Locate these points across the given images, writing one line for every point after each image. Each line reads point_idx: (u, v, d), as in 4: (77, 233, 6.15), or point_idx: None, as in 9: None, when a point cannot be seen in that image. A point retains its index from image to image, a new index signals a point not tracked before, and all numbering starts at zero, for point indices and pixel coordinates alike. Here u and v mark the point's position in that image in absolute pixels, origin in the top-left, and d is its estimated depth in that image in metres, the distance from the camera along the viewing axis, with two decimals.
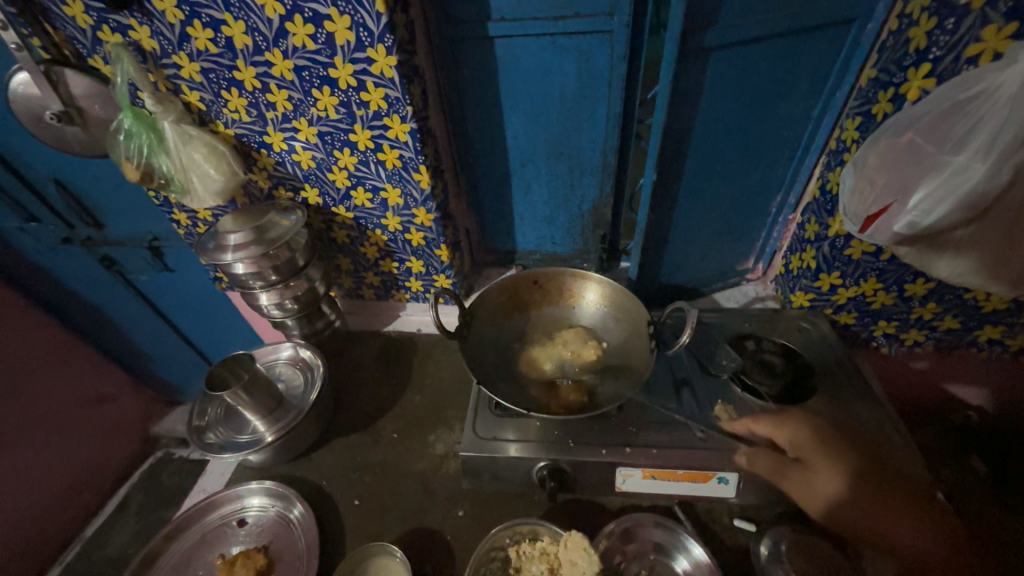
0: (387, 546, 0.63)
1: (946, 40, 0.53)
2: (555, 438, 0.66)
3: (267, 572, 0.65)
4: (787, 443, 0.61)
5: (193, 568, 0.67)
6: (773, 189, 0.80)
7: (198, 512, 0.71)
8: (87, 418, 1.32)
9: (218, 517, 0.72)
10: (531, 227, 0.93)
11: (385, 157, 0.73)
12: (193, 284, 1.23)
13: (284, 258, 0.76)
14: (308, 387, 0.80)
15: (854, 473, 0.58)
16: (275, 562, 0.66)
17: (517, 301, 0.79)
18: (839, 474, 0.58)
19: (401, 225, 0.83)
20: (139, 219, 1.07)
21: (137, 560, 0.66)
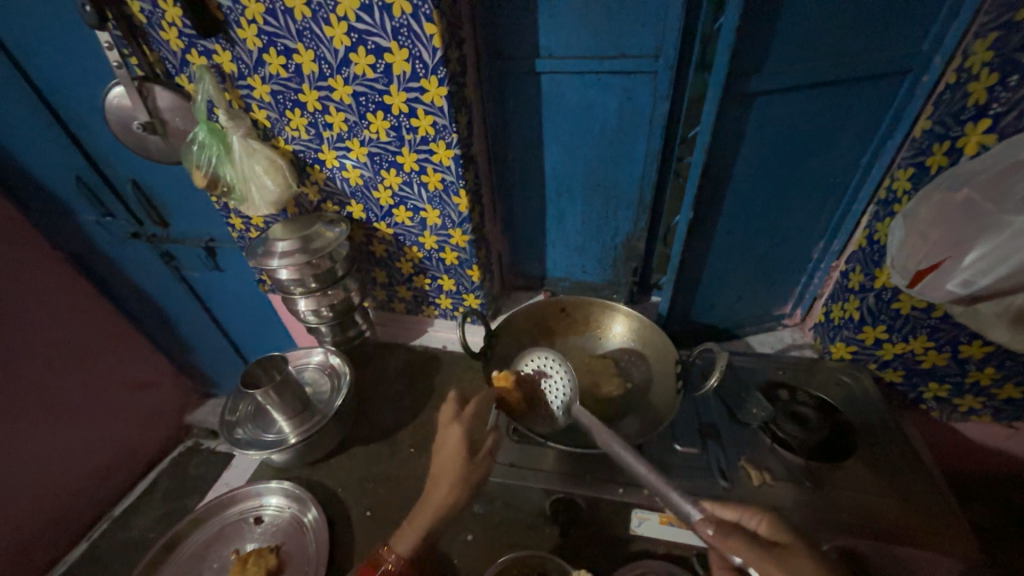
0: None
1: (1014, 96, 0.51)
2: (571, 470, 0.65)
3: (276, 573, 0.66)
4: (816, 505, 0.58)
5: (208, 559, 0.69)
6: (816, 234, 0.78)
7: (219, 505, 0.74)
8: (128, 402, 1.40)
9: (237, 512, 0.74)
10: (563, 255, 0.94)
11: (428, 179, 0.76)
12: (238, 284, 1.30)
13: (326, 268, 0.80)
14: (333, 392, 0.82)
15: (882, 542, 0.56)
16: (285, 563, 0.68)
17: (543, 326, 0.80)
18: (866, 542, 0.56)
19: (437, 244, 0.86)
20: (199, 220, 1.15)
21: (160, 544, 0.69)
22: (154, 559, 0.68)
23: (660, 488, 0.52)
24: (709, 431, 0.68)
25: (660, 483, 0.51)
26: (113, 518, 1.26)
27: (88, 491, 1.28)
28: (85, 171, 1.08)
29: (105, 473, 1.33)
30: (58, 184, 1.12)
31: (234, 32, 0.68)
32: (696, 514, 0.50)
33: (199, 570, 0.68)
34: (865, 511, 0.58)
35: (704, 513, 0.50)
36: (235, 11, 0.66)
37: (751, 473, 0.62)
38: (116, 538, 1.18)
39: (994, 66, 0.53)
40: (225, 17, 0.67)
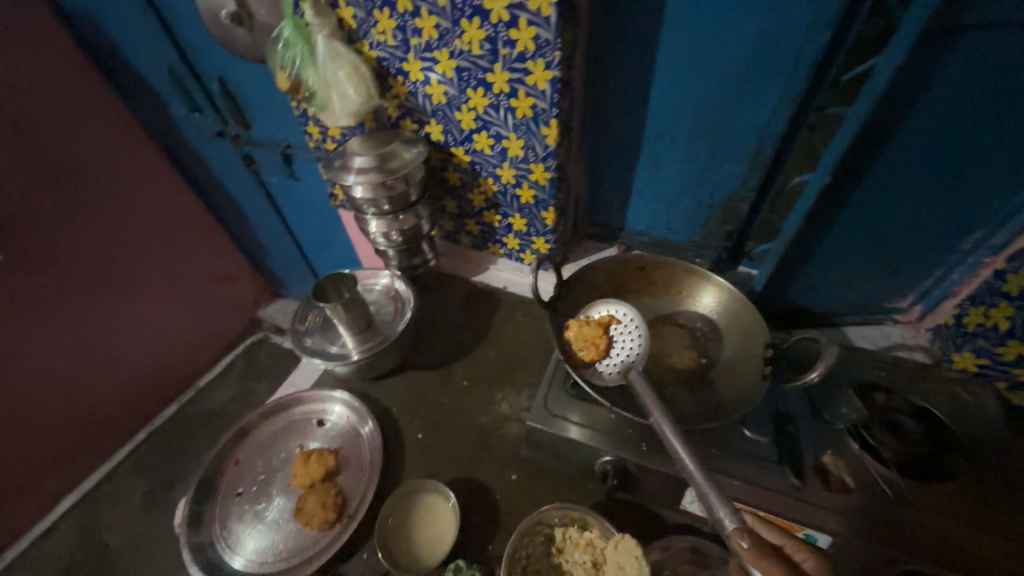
0: (442, 489, 0.66)
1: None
2: (627, 435, 0.62)
3: (334, 473, 0.72)
4: (896, 528, 0.53)
5: (277, 448, 0.76)
6: (975, 221, 0.63)
7: (287, 403, 0.79)
8: (210, 292, 1.54)
9: (302, 412, 0.80)
10: (648, 207, 0.85)
11: (517, 104, 0.69)
12: (310, 195, 1.32)
13: (400, 192, 0.77)
14: (397, 316, 0.84)
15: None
16: (342, 466, 0.73)
17: (618, 283, 0.74)
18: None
19: (515, 178, 0.79)
20: (279, 125, 1.15)
21: (237, 428, 0.76)
22: (233, 438, 0.76)
23: (700, 484, 0.47)
24: (786, 423, 0.62)
25: (702, 478, 0.47)
26: None
27: (177, 363, 1.48)
28: (175, 62, 1.09)
29: (191, 351, 1.52)
30: (152, 73, 1.14)
31: None
32: (730, 523, 0.44)
33: (268, 457, 0.75)
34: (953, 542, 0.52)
35: (740, 523, 0.44)
36: None
37: (829, 475, 0.56)
38: None
39: None
40: None
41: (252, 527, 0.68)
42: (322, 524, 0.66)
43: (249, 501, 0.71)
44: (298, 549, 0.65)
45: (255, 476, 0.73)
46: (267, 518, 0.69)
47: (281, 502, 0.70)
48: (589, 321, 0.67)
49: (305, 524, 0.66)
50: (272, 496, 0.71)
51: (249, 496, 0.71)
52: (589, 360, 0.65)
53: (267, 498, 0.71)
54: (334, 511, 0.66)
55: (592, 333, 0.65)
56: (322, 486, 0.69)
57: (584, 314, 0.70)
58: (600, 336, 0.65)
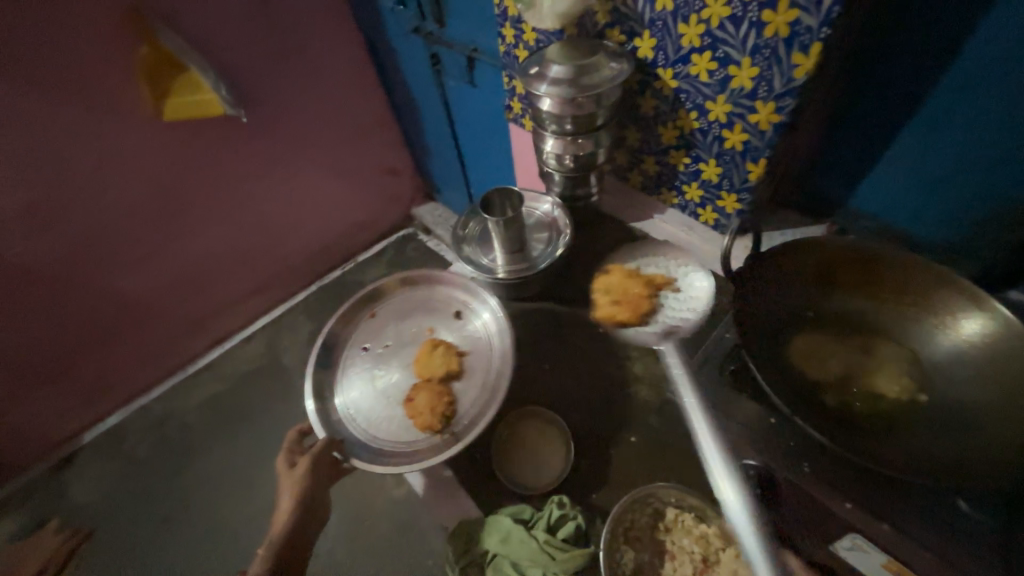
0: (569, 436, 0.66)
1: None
2: (785, 449, 0.52)
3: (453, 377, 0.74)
4: None
5: (416, 322, 0.81)
6: None
7: (444, 279, 0.83)
8: (379, 181, 1.72)
9: (448, 298, 0.83)
10: (903, 180, 0.67)
11: (769, 19, 0.55)
12: (483, 104, 1.31)
13: (588, 112, 0.70)
14: (548, 246, 0.81)
15: None
16: (462, 374, 0.75)
17: (829, 273, 0.60)
18: None
19: (727, 117, 0.66)
20: (471, 25, 1.13)
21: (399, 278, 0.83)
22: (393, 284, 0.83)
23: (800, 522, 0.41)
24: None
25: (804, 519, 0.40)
26: None
27: (344, 237, 1.74)
28: None
29: (356, 229, 1.76)
30: None
31: None
32: None
33: (400, 329, 0.80)
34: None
35: None
36: None
37: None
38: None
39: None
40: None
41: (370, 385, 0.75)
42: (426, 423, 0.69)
43: (376, 361, 0.77)
44: (394, 432, 0.70)
45: (388, 339, 0.79)
46: (381, 385, 0.75)
47: (398, 376, 0.76)
48: (635, 278, 0.77)
49: (410, 413, 0.71)
50: (391, 366, 0.77)
51: (375, 355, 0.78)
52: (621, 318, 0.74)
53: (388, 366, 0.77)
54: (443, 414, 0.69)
55: (631, 287, 0.76)
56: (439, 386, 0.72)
57: (636, 266, 0.81)
58: (641, 297, 0.75)
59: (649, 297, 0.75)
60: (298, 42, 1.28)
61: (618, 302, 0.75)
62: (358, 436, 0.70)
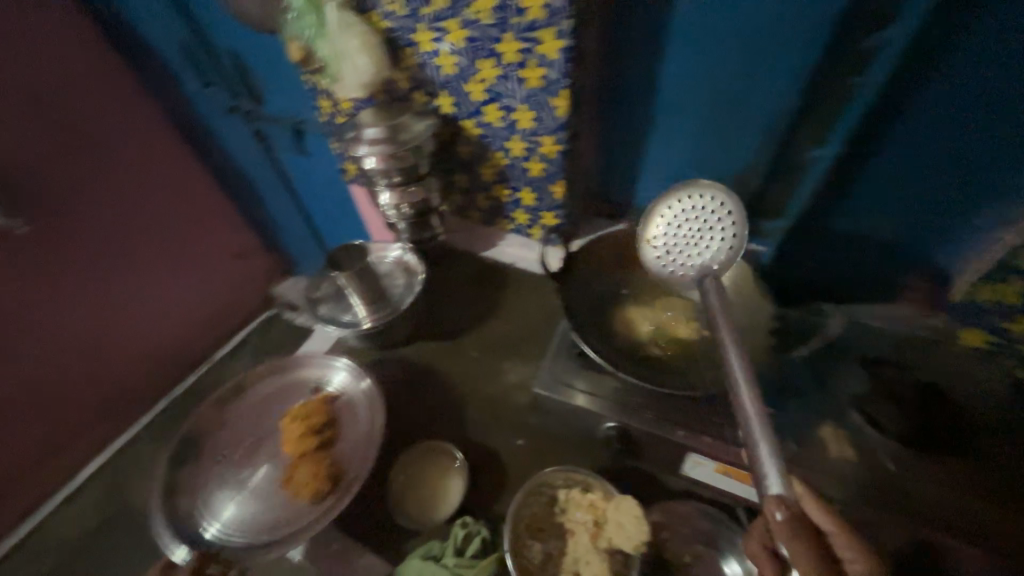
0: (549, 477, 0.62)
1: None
2: (632, 404, 0.63)
3: (328, 445, 0.71)
4: (882, 485, 0.55)
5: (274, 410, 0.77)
6: (982, 199, 0.64)
7: (290, 362, 0.80)
8: (225, 267, 1.56)
9: (303, 373, 0.80)
10: (658, 185, 0.85)
11: (527, 75, 0.69)
12: (321, 171, 1.33)
13: (410, 163, 0.77)
14: (406, 290, 0.85)
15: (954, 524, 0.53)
16: (337, 437, 0.72)
17: (628, 256, 0.75)
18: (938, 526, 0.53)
19: (525, 152, 0.80)
20: (290, 99, 1.15)
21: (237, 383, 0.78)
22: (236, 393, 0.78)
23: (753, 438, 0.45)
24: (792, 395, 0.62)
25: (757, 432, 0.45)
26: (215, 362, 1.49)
27: (193, 337, 1.52)
28: (188, 34, 1.09)
29: (207, 324, 1.55)
30: (165, 47, 1.14)
31: None
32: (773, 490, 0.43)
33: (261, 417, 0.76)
34: (967, 512, 0.53)
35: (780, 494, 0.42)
36: None
37: (827, 445, 0.58)
38: None
39: None
40: None
41: (234, 494, 0.69)
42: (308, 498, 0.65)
43: (232, 467, 0.72)
44: (275, 522, 0.65)
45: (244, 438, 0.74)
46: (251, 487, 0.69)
47: (266, 470, 0.71)
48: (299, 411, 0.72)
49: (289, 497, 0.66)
50: (258, 462, 0.72)
51: (234, 459, 0.72)
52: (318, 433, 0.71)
53: (251, 465, 0.71)
54: (320, 488, 0.65)
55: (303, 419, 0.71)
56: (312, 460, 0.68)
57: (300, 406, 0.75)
58: (314, 416, 0.72)
59: (324, 409, 0.73)
60: (93, 131, 1.13)
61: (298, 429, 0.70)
62: (235, 545, 0.64)
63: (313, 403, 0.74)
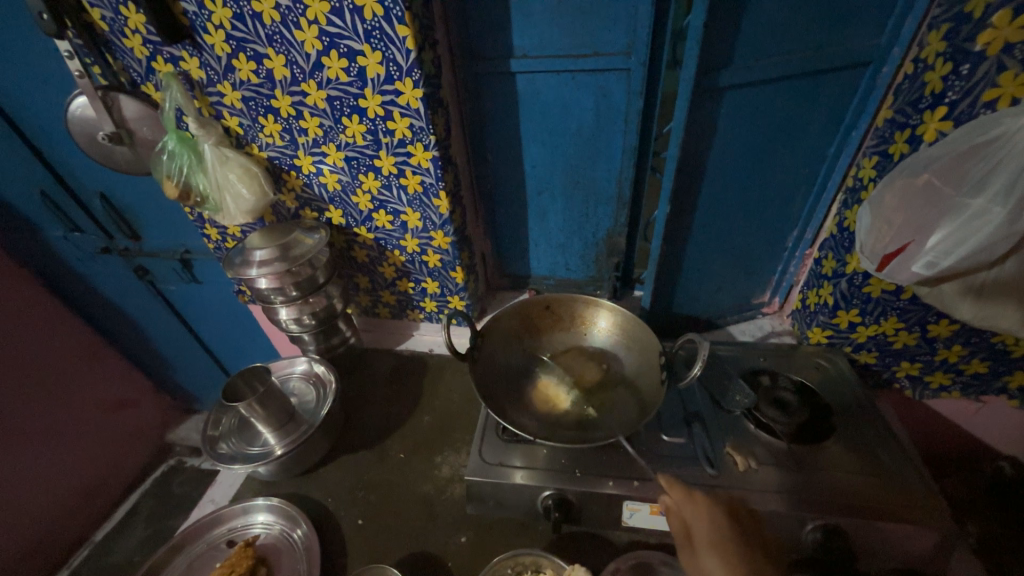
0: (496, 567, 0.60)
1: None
2: (561, 466, 0.65)
3: None
4: (789, 485, 0.60)
5: None
6: (789, 225, 0.80)
7: (201, 527, 0.71)
8: (106, 422, 1.34)
9: (220, 532, 0.72)
10: (546, 255, 0.94)
11: (406, 182, 0.76)
12: (216, 297, 1.27)
13: (306, 276, 0.79)
14: (320, 402, 0.81)
15: (851, 500, 0.59)
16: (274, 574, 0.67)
17: (529, 325, 0.80)
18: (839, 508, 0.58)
19: (419, 247, 0.84)
20: (174, 231, 1.12)
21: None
22: None
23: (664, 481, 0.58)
24: (699, 422, 0.69)
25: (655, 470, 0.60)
26: (95, 544, 1.23)
27: (64, 519, 1.23)
28: (49, 184, 1.03)
29: (83, 498, 1.28)
30: (22, 200, 1.07)
31: (201, 38, 0.67)
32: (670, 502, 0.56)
33: None
34: (856, 491, 0.60)
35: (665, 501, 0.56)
36: (202, 17, 0.65)
37: (737, 459, 0.63)
38: (99, 563, 1.16)
39: (946, 56, 0.54)
40: (191, 23, 0.66)
41: None
42: None
43: None
44: None
45: None
46: None
47: None
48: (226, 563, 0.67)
49: None
50: None
51: None
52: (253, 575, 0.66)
53: None
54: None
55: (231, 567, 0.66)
56: None
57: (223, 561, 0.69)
58: (242, 563, 0.66)
59: (253, 551, 0.68)
60: None
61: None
62: None
63: (235, 554, 0.68)
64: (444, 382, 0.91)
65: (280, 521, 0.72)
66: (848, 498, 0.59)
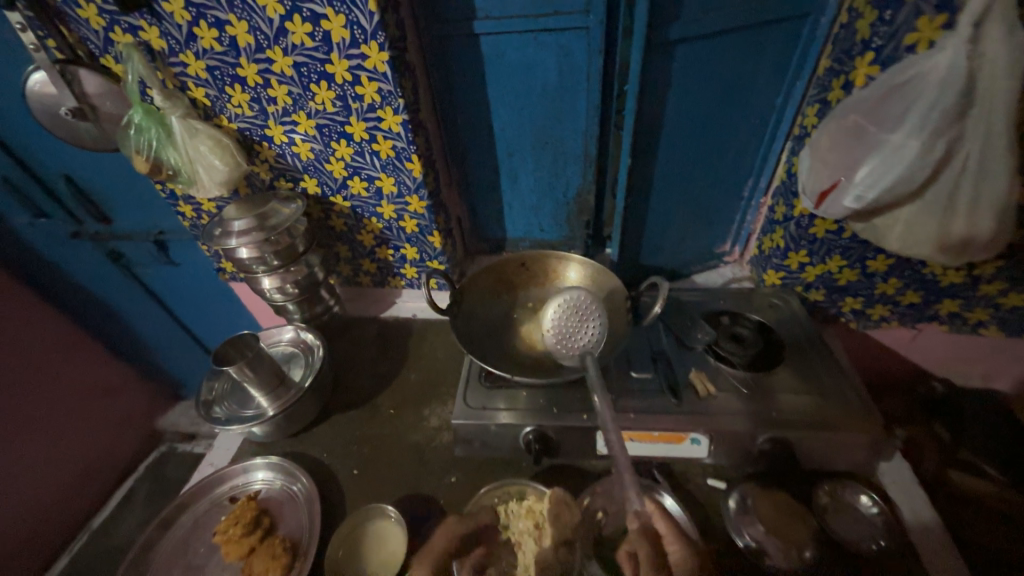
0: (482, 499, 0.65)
1: (939, 1, 0.52)
2: (540, 405, 0.70)
3: (272, 532, 0.70)
4: (744, 407, 0.67)
5: (193, 546, 0.70)
6: (745, 175, 0.85)
7: (207, 486, 0.75)
8: (91, 410, 1.35)
9: (226, 489, 0.76)
10: (520, 216, 0.98)
11: (379, 148, 0.77)
12: (196, 278, 1.27)
13: (286, 245, 0.80)
14: (308, 367, 0.84)
15: (797, 416, 0.66)
16: (279, 522, 0.72)
17: (506, 281, 0.84)
18: (789, 425, 0.65)
19: (396, 213, 0.87)
20: (146, 213, 1.11)
21: (147, 533, 0.70)
22: (142, 544, 0.69)
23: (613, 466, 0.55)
24: (663, 359, 0.75)
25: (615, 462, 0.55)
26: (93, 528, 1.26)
27: (61, 505, 1.25)
28: (9, 168, 1.01)
29: (77, 484, 1.30)
30: None
31: (159, 5, 0.66)
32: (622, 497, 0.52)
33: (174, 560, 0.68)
34: (804, 411, 0.66)
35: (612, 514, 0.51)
36: None
37: (698, 387, 0.70)
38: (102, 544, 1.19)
39: (874, 4, 0.59)
40: None
41: None
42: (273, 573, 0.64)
43: None
44: None
45: None
46: None
47: None
48: (235, 518, 0.70)
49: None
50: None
51: None
52: (263, 522, 0.70)
53: None
54: (282, 567, 0.64)
55: (242, 516, 0.70)
56: (261, 549, 0.67)
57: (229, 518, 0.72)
58: (251, 514, 0.71)
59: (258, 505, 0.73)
60: None
61: (240, 529, 0.69)
62: None
63: (239, 507, 0.72)
64: (428, 342, 0.96)
65: (278, 477, 0.76)
66: (797, 416, 0.66)
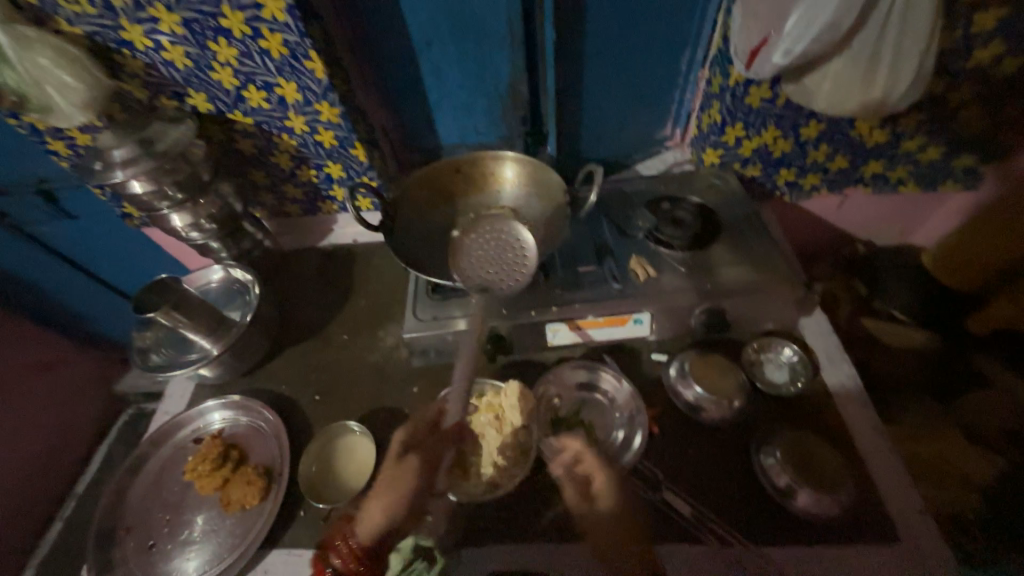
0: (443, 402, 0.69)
1: None
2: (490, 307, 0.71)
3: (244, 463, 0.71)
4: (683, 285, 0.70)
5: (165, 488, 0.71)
6: (681, 46, 0.80)
7: (168, 431, 0.74)
8: None
9: (190, 431, 0.76)
10: (450, 118, 0.89)
11: (268, 45, 0.66)
12: (99, 233, 1.08)
13: (185, 172, 0.71)
14: (245, 305, 0.80)
15: (733, 288, 0.69)
16: (249, 454, 0.72)
17: (441, 190, 0.80)
18: (724, 295, 0.68)
19: (308, 125, 0.77)
20: (15, 161, 0.91)
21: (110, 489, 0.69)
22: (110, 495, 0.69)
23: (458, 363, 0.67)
24: (605, 250, 0.76)
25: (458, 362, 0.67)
26: None
27: None
28: None
29: None
30: None
31: None
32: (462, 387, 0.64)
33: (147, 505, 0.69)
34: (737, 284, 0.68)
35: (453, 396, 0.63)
36: None
37: (638, 271, 0.71)
38: None
39: None
40: None
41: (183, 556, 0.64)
42: (254, 496, 0.66)
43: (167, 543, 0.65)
44: (239, 537, 0.64)
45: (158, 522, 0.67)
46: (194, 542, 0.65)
47: (202, 518, 0.67)
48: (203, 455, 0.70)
49: (241, 503, 0.66)
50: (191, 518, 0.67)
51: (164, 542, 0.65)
52: (232, 455, 0.71)
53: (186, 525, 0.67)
54: (259, 491, 0.66)
55: (209, 453, 0.70)
56: (237, 478, 0.68)
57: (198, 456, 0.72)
58: (219, 449, 0.71)
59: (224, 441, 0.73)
60: None
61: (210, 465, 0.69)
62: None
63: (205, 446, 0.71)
64: (374, 266, 0.92)
65: (239, 412, 0.75)
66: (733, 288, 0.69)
